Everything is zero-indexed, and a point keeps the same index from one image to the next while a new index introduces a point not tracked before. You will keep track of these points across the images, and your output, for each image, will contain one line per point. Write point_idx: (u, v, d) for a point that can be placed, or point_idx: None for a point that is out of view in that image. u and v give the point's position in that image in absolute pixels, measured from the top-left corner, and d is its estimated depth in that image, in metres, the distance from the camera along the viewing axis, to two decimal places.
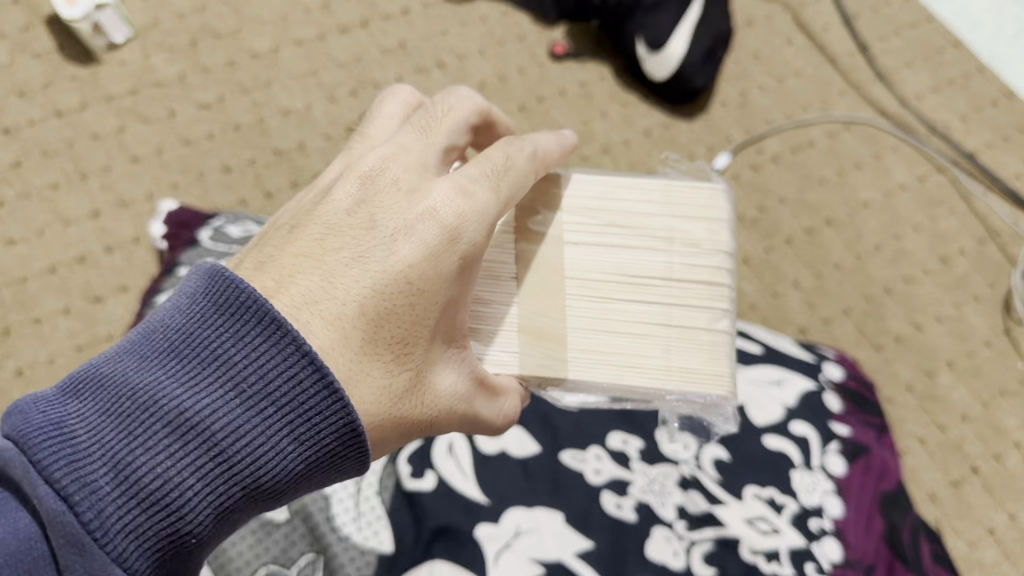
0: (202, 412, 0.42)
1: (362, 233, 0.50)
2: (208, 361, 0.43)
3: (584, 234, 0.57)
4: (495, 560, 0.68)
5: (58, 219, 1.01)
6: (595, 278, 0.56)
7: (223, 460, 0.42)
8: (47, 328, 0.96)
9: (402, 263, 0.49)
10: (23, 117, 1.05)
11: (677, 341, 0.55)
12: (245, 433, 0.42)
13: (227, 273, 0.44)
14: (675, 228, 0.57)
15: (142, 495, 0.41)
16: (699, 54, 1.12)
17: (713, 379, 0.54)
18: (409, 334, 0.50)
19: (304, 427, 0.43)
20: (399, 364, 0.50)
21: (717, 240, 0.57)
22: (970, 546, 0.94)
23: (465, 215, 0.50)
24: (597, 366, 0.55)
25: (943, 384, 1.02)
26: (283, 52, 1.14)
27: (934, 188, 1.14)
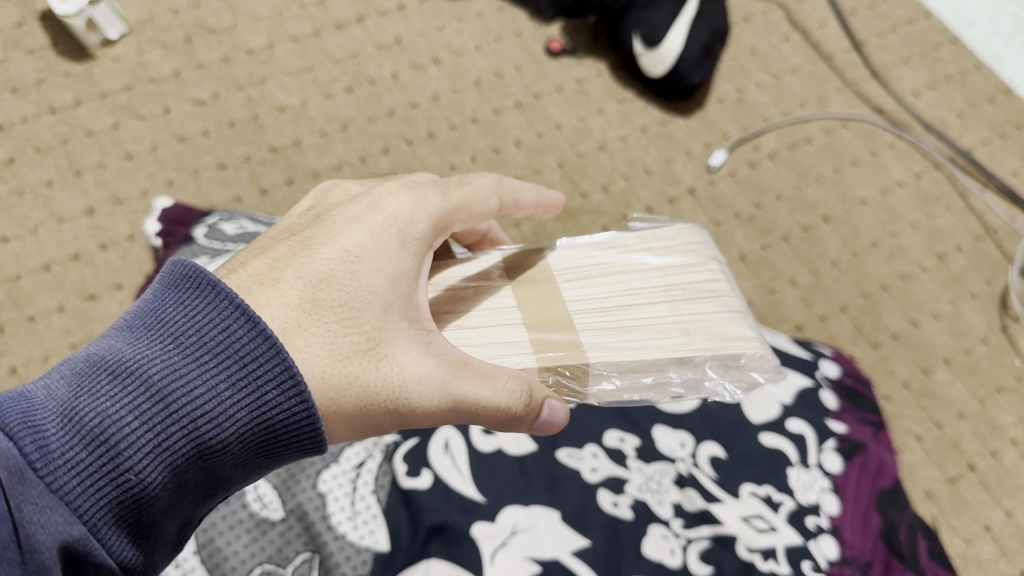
0: (147, 360, 0.45)
1: (314, 231, 0.57)
2: (155, 325, 0.47)
3: (577, 266, 0.60)
4: (491, 558, 0.68)
5: (52, 216, 1.01)
6: (596, 292, 0.58)
7: (162, 401, 0.45)
8: (41, 325, 0.95)
9: (345, 242, 0.55)
10: (17, 114, 1.05)
11: (692, 322, 0.56)
12: (183, 379, 0.45)
13: (177, 257, 0.49)
14: (657, 238, 0.61)
15: (84, 435, 0.44)
16: (696, 50, 1.11)
17: (741, 339, 0.55)
18: (354, 300, 0.53)
19: (241, 373, 0.46)
20: (346, 329, 0.52)
21: (697, 241, 0.61)
22: (968, 544, 0.93)
23: (405, 203, 0.57)
24: (620, 353, 0.55)
25: (940, 381, 1.02)
26: (278, 49, 1.14)
27: (931, 185, 1.14)
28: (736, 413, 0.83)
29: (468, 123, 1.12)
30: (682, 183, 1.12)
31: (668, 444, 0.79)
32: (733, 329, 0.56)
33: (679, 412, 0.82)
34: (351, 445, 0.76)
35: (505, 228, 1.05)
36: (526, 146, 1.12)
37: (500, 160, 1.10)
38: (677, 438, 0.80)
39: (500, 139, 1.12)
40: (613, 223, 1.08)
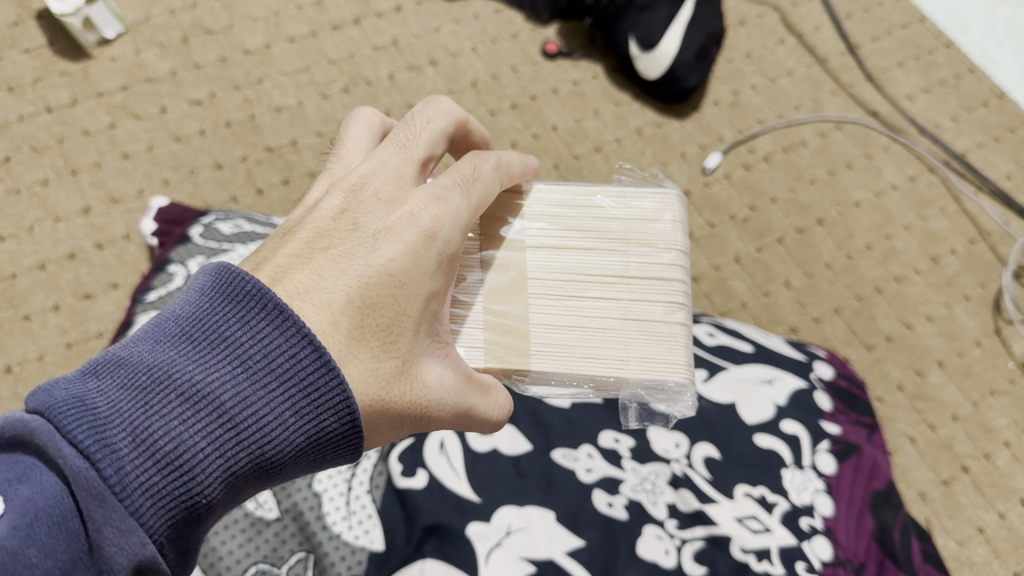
0: (214, 382, 0.40)
1: (346, 235, 0.50)
2: (219, 341, 0.42)
3: (545, 239, 0.56)
4: (486, 559, 0.68)
5: (47, 215, 1.00)
6: (553, 278, 0.55)
7: (233, 426, 0.40)
8: (36, 324, 0.95)
9: (384, 260, 0.49)
10: (12, 113, 1.05)
11: (634, 333, 0.54)
12: (254, 404, 0.41)
13: (235, 267, 0.43)
14: (631, 230, 0.57)
15: (159, 458, 0.39)
16: (692, 53, 1.12)
17: (669, 367, 0.53)
18: (394, 325, 0.49)
19: (308, 401, 0.42)
20: (386, 352, 0.49)
21: (671, 240, 0.57)
22: (961, 546, 0.94)
23: (442, 216, 0.51)
24: (552, 359, 0.53)
25: (934, 384, 1.02)
26: (275, 49, 1.14)
27: (925, 188, 1.14)
28: (731, 414, 0.83)
29: None
30: (677, 185, 1.12)
31: (663, 445, 0.79)
32: (666, 354, 0.53)
33: None
34: None
35: None
36: (522, 147, 1.12)
37: None
38: (672, 439, 0.80)
39: (496, 141, 1.12)
40: None
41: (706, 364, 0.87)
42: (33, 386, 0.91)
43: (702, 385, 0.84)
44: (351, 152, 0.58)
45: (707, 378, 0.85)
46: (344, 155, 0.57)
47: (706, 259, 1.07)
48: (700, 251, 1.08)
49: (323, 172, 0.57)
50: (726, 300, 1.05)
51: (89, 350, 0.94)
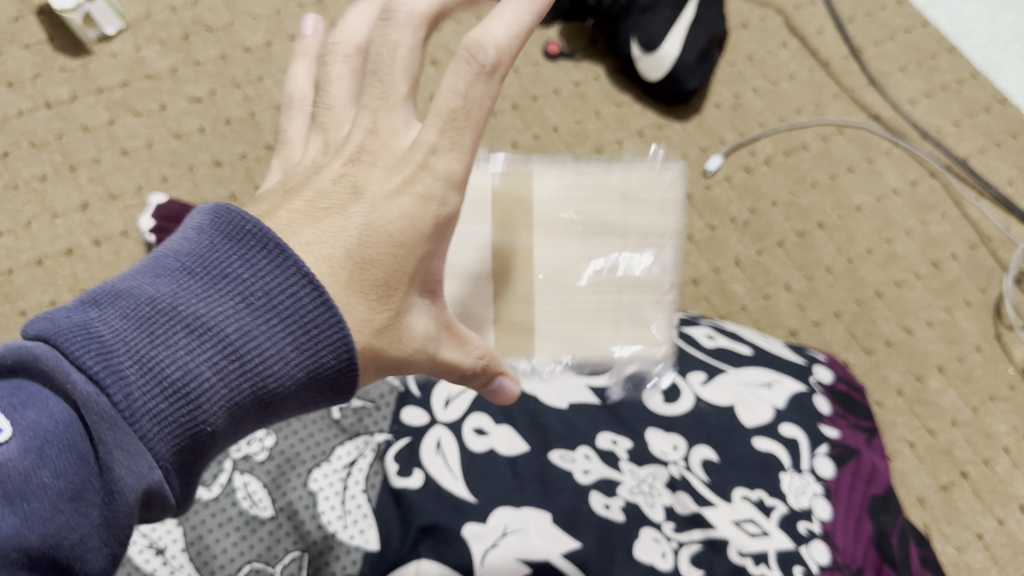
0: (218, 314, 0.42)
1: (345, 197, 0.51)
2: (220, 278, 0.43)
3: (554, 235, 0.68)
4: (482, 559, 0.68)
5: (45, 211, 1.00)
6: (559, 269, 0.68)
7: (237, 356, 0.42)
8: (33, 320, 0.94)
9: (380, 219, 0.50)
10: (12, 108, 1.05)
11: (624, 316, 0.69)
12: (256, 337, 0.42)
13: (237, 209, 0.45)
14: (628, 223, 0.70)
15: (167, 384, 0.39)
16: (694, 55, 1.12)
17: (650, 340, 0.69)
18: (393, 281, 0.50)
19: (307, 337, 0.44)
20: (381, 304, 0.50)
21: (661, 230, 0.70)
22: (960, 551, 0.93)
23: (439, 168, 0.51)
24: (556, 342, 0.68)
25: (934, 389, 1.02)
26: (276, 47, 1.14)
27: (927, 193, 1.14)
28: (730, 417, 0.82)
29: None
30: None
31: (661, 447, 0.79)
32: (618, 342, 0.69)
33: (671, 415, 0.81)
34: (343, 446, 0.76)
35: None
36: (522, 148, 1.12)
37: None
38: (670, 441, 0.79)
39: (497, 141, 1.12)
40: None
41: (704, 366, 0.86)
42: None
43: (700, 387, 0.83)
44: (337, 100, 0.59)
45: (706, 381, 0.84)
46: (332, 105, 0.59)
47: (706, 262, 1.07)
48: (699, 254, 1.08)
49: (314, 124, 0.60)
50: (725, 304, 1.05)
51: None
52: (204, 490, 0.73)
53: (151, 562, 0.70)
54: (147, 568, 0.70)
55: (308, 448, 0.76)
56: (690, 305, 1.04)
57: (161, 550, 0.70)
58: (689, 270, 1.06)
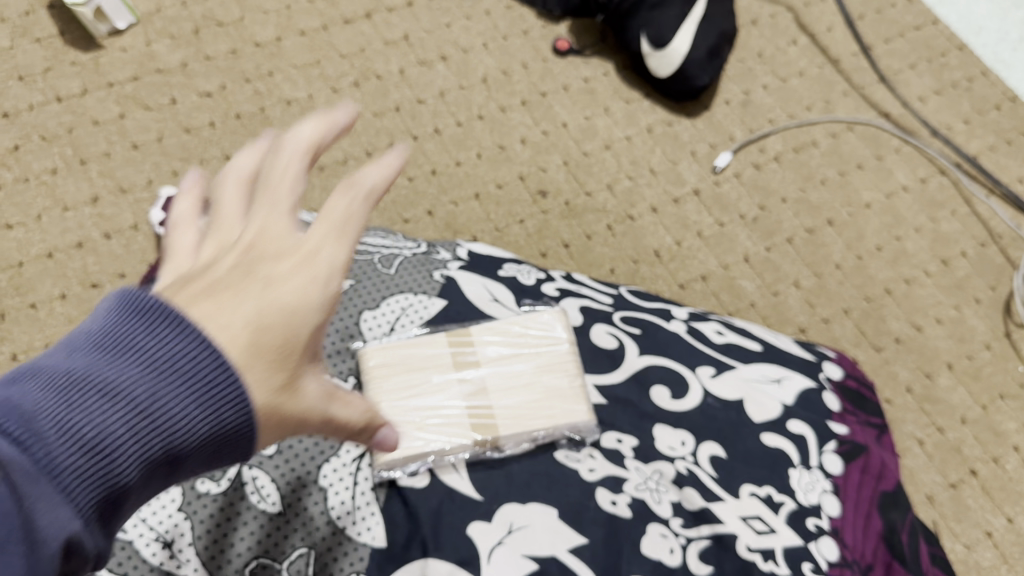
0: (117, 392, 0.37)
1: (228, 277, 0.43)
2: (119, 352, 0.37)
3: (464, 358, 0.77)
4: (488, 556, 0.68)
5: (56, 204, 1.00)
6: (478, 379, 0.76)
7: (138, 437, 0.37)
8: (42, 313, 0.94)
9: (271, 297, 0.43)
10: (22, 101, 1.05)
11: (545, 398, 0.76)
12: (159, 413, 0.37)
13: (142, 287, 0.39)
14: (527, 333, 0.79)
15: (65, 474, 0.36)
16: (703, 52, 1.12)
17: (572, 412, 0.76)
18: (284, 354, 0.42)
19: (214, 402, 0.39)
20: (265, 383, 0.41)
21: (556, 335, 0.79)
22: (969, 549, 0.93)
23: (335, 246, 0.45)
24: (491, 426, 0.74)
25: (943, 386, 1.02)
26: (286, 42, 1.14)
27: (937, 191, 1.13)
28: (738, 412, 0.81)
29: (474, 119, 1.13)
30: (687, 184, 1.12)
31: (668, 442, 0.78)
32: (567, 381, 0.77)
33: (678, 410, 0.80)
34: None
35: (509, 226, 1.06)
36: (532, 143, 1.12)
37: (505, 157, 1.10)
38: (678, 437, 0.79)
39: (506, 137, 1.12)
40: (617, 222, 1.08)
41: (713, 360, 0.85)
42: None
43: (709, 381, 0.82)
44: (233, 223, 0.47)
45: (715, 375, 0.83)
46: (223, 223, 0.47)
47: (715, 259, 1.07)
48: (708, 251, 1.07)
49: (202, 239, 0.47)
50: (734, 300, 1.05)
51: None
52: (211, 483, 0.70)
53: (157, 556, 0.67)
54: (152, 562, 0.67)
55: (317, 439, 0.73)
56: (699, 301, 1.04)
57: (167, 544, 0.68)
58: (698, 266, 1.06)
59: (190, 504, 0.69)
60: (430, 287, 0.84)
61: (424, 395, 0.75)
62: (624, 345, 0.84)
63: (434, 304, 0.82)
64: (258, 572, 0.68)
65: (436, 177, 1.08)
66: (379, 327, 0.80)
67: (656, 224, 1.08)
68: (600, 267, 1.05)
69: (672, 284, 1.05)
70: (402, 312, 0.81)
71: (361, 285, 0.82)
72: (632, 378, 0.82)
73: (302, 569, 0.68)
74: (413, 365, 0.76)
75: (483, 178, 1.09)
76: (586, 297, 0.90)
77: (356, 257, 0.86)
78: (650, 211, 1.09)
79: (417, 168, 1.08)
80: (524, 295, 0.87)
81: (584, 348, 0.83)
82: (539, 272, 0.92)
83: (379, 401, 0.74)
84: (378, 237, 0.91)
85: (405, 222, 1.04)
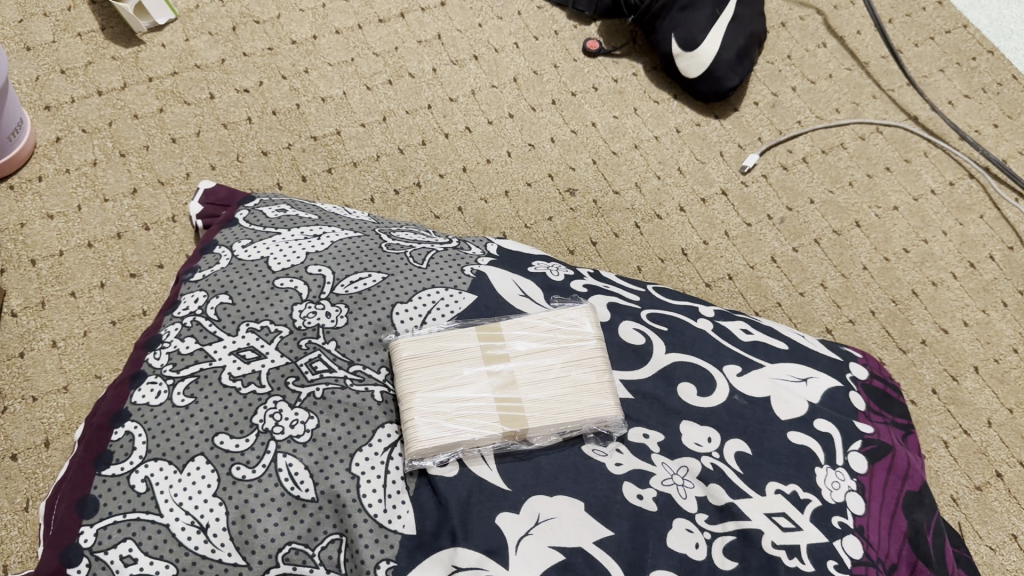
0: None
1: None
2: None
3: (494, 352, 0.78)
4: (516, 546, 0.70)
5: (96, 195, 1.02)
6: (508, 373, 0.77)
7: None
8: (82, 301, 0.96)
9: None
10: (65, 95, 1.08)
11: (573, 393, 0.77)
12: None
13: None
14: (556, 329, 0.80)
15: None
16: (733, 53, 1.13)
17: (600, 406, 0.76)
18: None
19: None
20: None
21: (585, 331, 0.80)
22: (994, 551, 0.92)
23: None
24: (521, 420, 0.75)
25: (969, 389, 1.01)
26: (322, 40, 1.17)
27: (965, 193, 1.14)
28: (765, 409, 0.82)
29: (505, 118, 1.14)
30: (715, 183, 1.12)
31: (694, 438, 0.79)
32: (594, 376, 0.78)
33: (705, 406, 0.81)
34: (384, 427, 0.75)
35: (538, 223, 1.07)
36: (561, 142, 1.13)
37: (535, 156, 1.12)
38: (704, 433, 0.79)
39: (536, 136, 1.13)
40: (645, 221, 1.09)
41: (739, 359, 0.86)
42: (78, 361, 0.92)
43: (735, 379, 0.83)
44: None
45: (742, 373, 0.84)
46: None
47: (742, 258, 1.07)
48: (735, 250, 1.08)
49: None
50: (761, 299, 1.05)
51: (133, 328, 0.95)
52: (246, 468, 0.71)
53: (193, 540, 0.68)
54: (188, 545, 0.68)
55: (350, 427, 0.74)
56: (725, 300, 1.05)
57: (203, 527, 0.69)
58: (725, 266, 1.07)
59: (225, 489, 0.70)
60: (461, 281, 0.85)
61: (455, 387, 0.76)
62: (651, 341, 0.85)
63: (466, 298, 0.84)
64: (291, 557, 0.69)
65: (467, 174, 1.09)
66: (411, 319, 0.81)
67: (683, 223, 1.09)
68: (626, 265, 1.06)
69: (699, 283, 1.05)
70: (433, 305, 0.82)
71: (395, 278, 0.84)
72: (659, 374, 0.83)
73: (334, 555, 0.70)
74: (443, 358, 0.77)
75: (513, 176, 1.10)
76: (614, 295, 0.91)
77: (390, 251, 0.87)
78: (678, 211, 1.10)
79: (447, 165, 1.10)
80: (553, 291, 0.88)
81: (612, 343, 0.84)
82: (568, 269, 0.93)
83: (411, 393, 0.74)
84: (410, 233, 0.93)
85: (435, 218, 1.06)
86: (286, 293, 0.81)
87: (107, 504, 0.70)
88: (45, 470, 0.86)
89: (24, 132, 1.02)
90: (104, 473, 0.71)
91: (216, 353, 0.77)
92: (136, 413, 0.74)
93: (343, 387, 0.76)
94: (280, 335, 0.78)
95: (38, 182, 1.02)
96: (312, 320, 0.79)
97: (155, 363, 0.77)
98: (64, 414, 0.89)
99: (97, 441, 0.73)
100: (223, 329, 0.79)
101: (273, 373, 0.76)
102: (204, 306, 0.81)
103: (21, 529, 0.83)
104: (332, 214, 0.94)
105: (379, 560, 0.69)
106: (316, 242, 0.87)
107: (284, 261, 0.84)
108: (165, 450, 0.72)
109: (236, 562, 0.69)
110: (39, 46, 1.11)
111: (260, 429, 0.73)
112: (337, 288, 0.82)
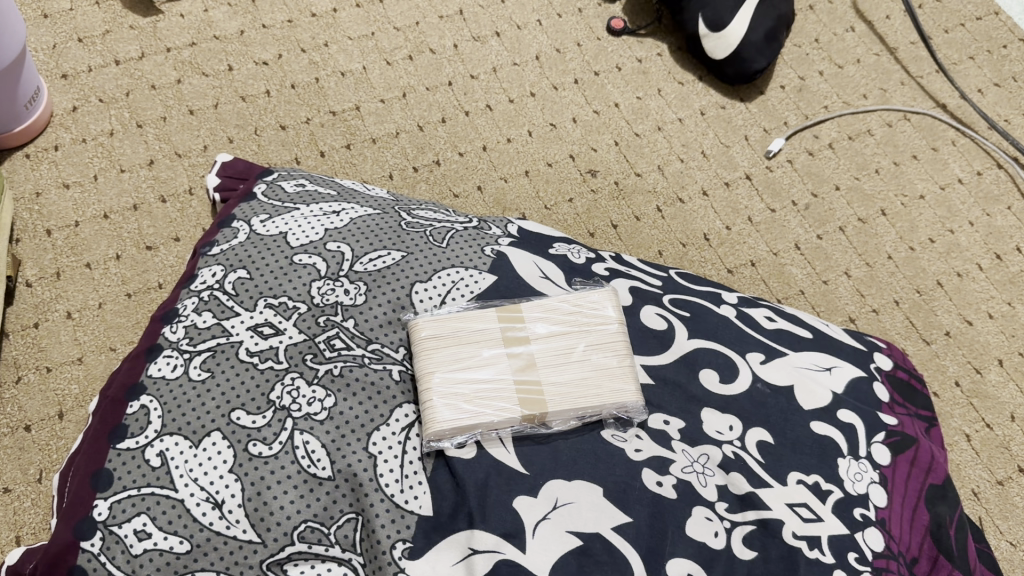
0: None
1: None
2: None
3: (515, 335, 0.77)
4: (533, 530, 0.69)
5: (113, 166, 1.01)
6: (529, 356, 0.76)
7: None
8: (97, 273, 0.95)
9: None
10: (82, 64, 1.07)
11: (596, 377, 0.75)
12: None
13: None
14: (578, 313, 0.79)
15: None
16: (761, 35, 1.11)
17: (621, 393, 0.75)
18: None
19: None
20: None
21: (606, 316, 0.79)
22: (1014, 547, 0.91)
23: None
24: (540, 405, 0.73)
25: (992, 382, 1.00)
26: (342, 13, 1.15)
27: (992, 184, 1.12)
28: (788, 399, 0.80)
29: (526, 97, 1.12)
30: (738, 168, 1.11)
31: (715, 426, 0.78)
32: (615, 360, 0.77)
33: (728, 393, 0.80)
34: (402, 407, 0.74)
35: (558, 205, 1.06)
36: (583, 123, 1.12)
37: (557, 136, 1.10)
38: (725, 421, 0.78)
39: (558, 116, 1.12)
40: (666, 204, 1.07)
41: (763, 347, 0.84)
42: (92, 333, 0.91)
43: (758, 367, 0.82)
44: None
45: (765, 361, 0.83)
46: None
47: (765, 244, 1.06)
48: (759, 236, 1.06)
49: None
50: (783, 287, 1.04)
51: (149, 301, 0.94)
52: (263, 444, 0.70)
53: (208, 516, 0.68)
54: (203, 522, 0.68)
55: (368, 406, 0.73)
56: (747, 287, 1.03)
57: (218, 504, 0.68)
58: (747, 252, 1.05)
59: (241, 465, 0.69)
60: (481, 261, 0.84)
61: (474, 369, 0.75)
62: (674, 327, 0.84)
63: (486, 279, 0.82)
64: (307, 535, 0.68)
65: (487, 153, 1.08)
66: (431, 299, 0.80)
67: (706, 208, 1.08)
68: (647, 249, 1.04)
69: (720, 269, 1.04)
70: (453, 285, 0.81)
71: (414, 257, 0.82)
72: (682, 360, 0.81)
73: (349, 534, 0.69)
74: (463, 338, 0.76)
75: (534, 156, 1.08)
76: (635, 279, 0.89)
77: (410, 229, 0.86)
78: (700, 195, 1.08)
79: (467, 143, 1.08)
80: (574, 274, 0.87)
81: (634, 328, 0.83)
82: (589, 252, 0.92)
83: (429, 373, 0.73)
84: (430, 211, 0.92)
85: (454, 196, 1.05)
86: (305, 270, 0.80)
87: (122, 478, 0.69)
88: (58, 442, 0.85)
89: (41, 100, 1.00)
90: (118, 447, 0.70)
91: (233, 327, 0.76)
92: (152, 386, 0.73)
93: (362, 365, 0.75)
94: (298, 311, 0.77)
95: (54, 151, 1.01)
96: (330, 297, 0.78)
97: (172, 337, 0.76)
98: (78, 386, 0.88)
99: (112, 415, 0.72)
100: (240, 304, 0.78)
101: (291, 350, 0.75)
102: (222, 280, 0.80)
103: (34, 501, 0.83)
104: (351, 191, 0.92)
105: (395, 541, 0.68)
106: (335, 219, 0.85)
107: (302, 237, 0.83)
108: (180, 425, 0.71)
109: (251, 539, 0.68)
110: (56, 14, 1.09)
111: (277, 406, 0.72)
112: (355, 265, 0.81)
